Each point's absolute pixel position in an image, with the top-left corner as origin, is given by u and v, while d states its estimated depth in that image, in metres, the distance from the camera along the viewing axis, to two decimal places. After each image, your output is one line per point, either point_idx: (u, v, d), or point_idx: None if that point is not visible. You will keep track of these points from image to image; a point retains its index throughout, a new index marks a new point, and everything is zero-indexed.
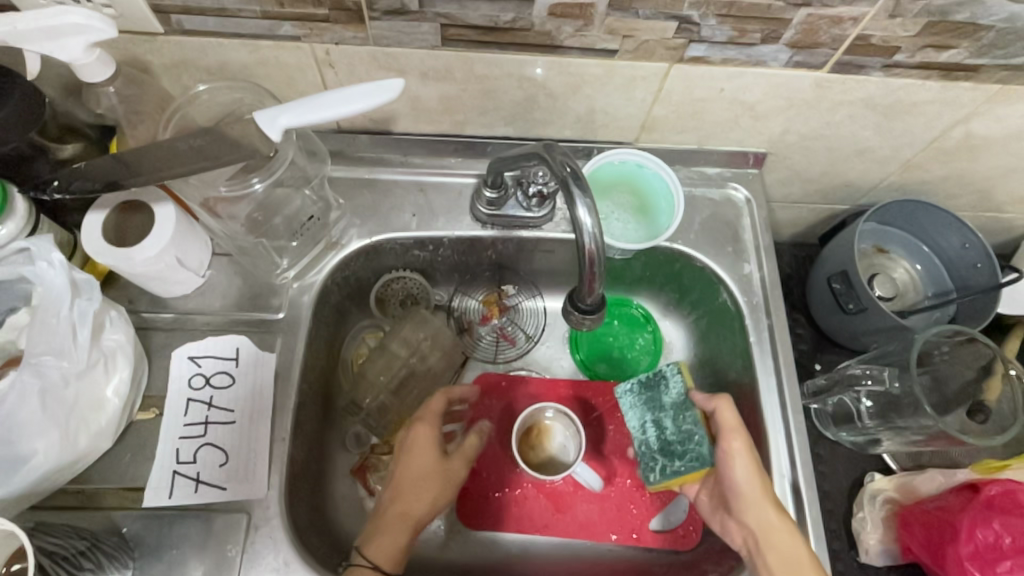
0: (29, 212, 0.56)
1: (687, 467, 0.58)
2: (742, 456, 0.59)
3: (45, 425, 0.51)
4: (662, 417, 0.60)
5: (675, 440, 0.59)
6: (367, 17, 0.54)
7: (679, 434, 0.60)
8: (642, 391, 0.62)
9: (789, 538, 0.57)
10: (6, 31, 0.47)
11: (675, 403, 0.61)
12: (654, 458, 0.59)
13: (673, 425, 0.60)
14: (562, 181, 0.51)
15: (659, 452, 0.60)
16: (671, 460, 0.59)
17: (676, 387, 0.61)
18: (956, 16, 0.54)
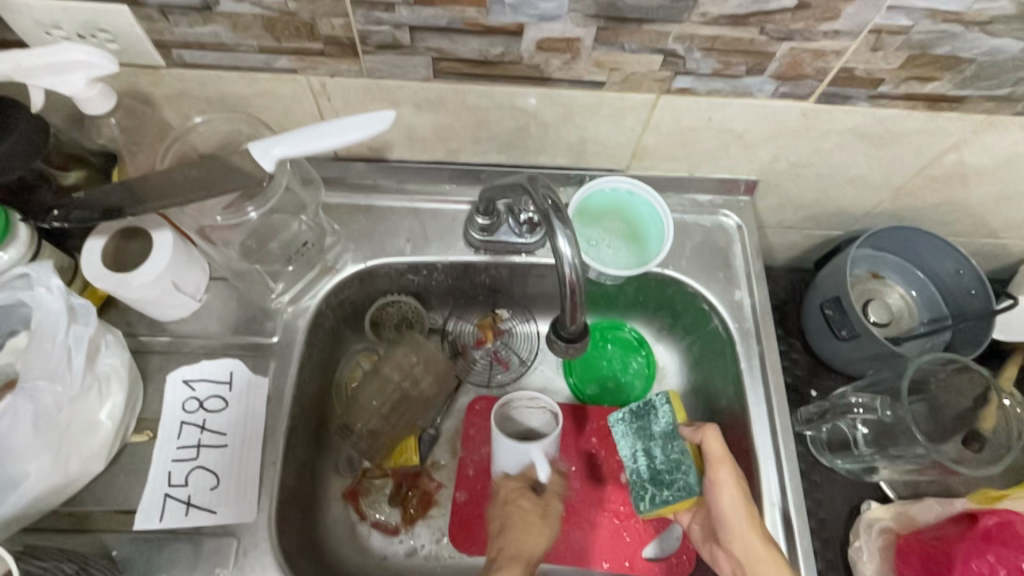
0: (31, 239, 0.58)
1: (675, 496, 0.59)
2: (729, 487, 0.58)
3: (39, 449, 0.52)
4: (650, 446, 0.62)
5: (663, 470, 0.61)
6: (361, 51, 0.56)
7: (668, 463, 0.61)
8: (633, 421, 0.64)
9: (775, 568, 0.56)
10: (10, 68, 0.49)
11: (663, 433, 0.62)
12: (643, 487, 0.61)
13: (662, 454, 0.61)
14: (544, 214, 0.52)
15: (649, 481, 0.61)
16: (660, 489, 0.60)
17: (664, 418, 0.62)
18: (937, 49, 0.55)
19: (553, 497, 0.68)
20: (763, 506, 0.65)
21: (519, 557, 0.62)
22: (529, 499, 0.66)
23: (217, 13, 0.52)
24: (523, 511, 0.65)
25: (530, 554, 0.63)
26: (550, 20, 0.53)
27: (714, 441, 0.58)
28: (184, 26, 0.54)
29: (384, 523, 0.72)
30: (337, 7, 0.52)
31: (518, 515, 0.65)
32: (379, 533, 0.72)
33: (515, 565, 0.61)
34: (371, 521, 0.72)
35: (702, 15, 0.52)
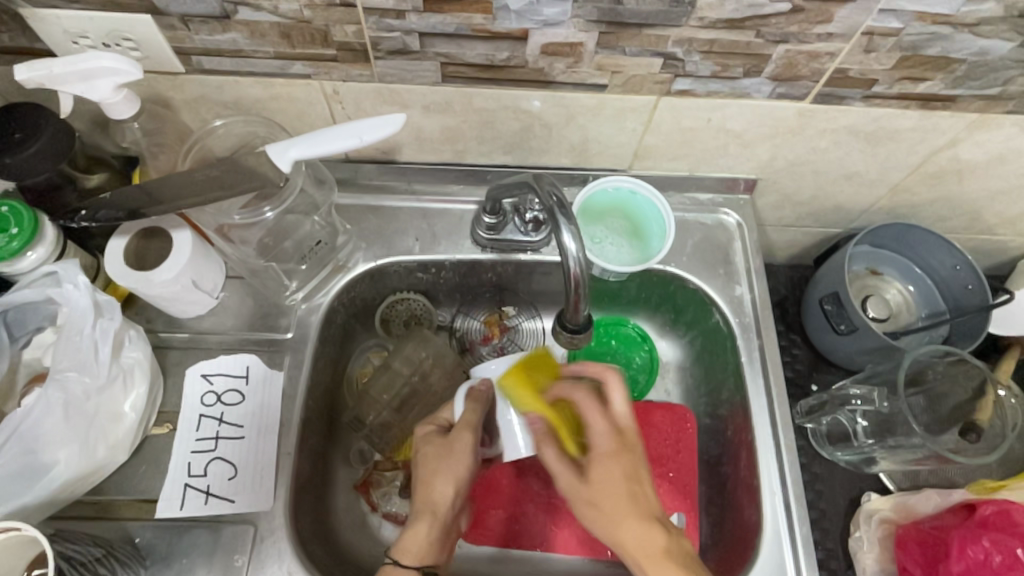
0: (57, 238, 0.61)
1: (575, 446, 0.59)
2: (564, 475, 0.56)
3: (67, 436, 0.55)
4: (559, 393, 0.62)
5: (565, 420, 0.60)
6: (372, 56, 0.59)
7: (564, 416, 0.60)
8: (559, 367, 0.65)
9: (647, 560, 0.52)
10: (43, 75, 0.52)
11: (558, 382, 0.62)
12: None
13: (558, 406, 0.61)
14: (549, 210, 0.54)
15: None
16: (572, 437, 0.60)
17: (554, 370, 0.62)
18: (928, 50, 0.57)
19: (463, 428, 0.60)
20: (764, 494, 0.66)
21: (427, 508, 0.59)
22: (433, 441, 0.61)
23: (235, 21, 0.55)
24: (424, 453, 0.61)
25: (436, 504, 0.59)
26: (553, 25, 0.55)
27: (546, 451, 0.57)
28: (204, 34, 0.56)
29: (394, 514, 0.73)
30: (351, 14, 0.54)
31: (426, 459, 0.60)
32: (390, 524, 0.74)
33: (420, 520, 0.58)
34: (382, 512, 0.74)
35: (700, 19, 0.54)
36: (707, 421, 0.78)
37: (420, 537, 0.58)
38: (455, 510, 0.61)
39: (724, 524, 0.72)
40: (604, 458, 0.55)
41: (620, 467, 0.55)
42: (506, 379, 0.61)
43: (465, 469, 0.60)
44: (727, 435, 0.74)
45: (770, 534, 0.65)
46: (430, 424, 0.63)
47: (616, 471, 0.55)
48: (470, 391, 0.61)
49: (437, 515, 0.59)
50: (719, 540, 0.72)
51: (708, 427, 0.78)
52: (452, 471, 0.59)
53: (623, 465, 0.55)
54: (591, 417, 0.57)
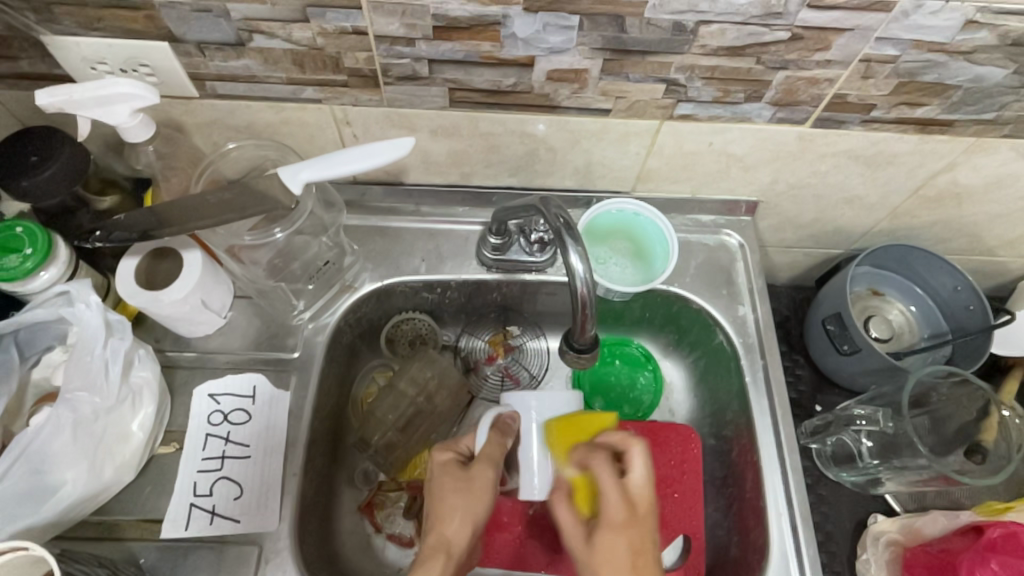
0: (71, 258, 0.61)
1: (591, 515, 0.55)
2: (579, 546, 0.54)
3: (75, 456, 0.55)
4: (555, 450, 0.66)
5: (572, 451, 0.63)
6: (382, 82, 0.60)
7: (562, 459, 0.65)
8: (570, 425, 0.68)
9: None
10: (63, 100, 0.53)
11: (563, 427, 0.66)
12: None
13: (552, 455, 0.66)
14: (557, 232, 0.55)
15: None
16: None
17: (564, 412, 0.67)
18: (924, 77, 0.59)
19: (485, 462, 0.59)
20: (771, 518, 0.66)
21: (441, 547, 0.55)
22: (452, 472, 0.59)
23: (250, 48, 0.56)
24: (443, 484, 0.59)
25: (451, 543, 0.56)
26: (559, 53, 0.57)
27: (559, 509, 0.56)
28: (218, 60, 0.58)
29: (399, 536, 0.73)
30: (363, 42, 0.56)
31: (446, 492, 0.58)
32: (394, 545, 0.73)
33: (434, 558, 0.54)
34: (386, 533, 0.73)
35: (702, 47, 0.56)
36: (712, 442, 0.78)
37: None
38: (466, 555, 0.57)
39: (730, 546, 0.71)
40: (611, 529, 0.52)
41: (616, 546, 0.51)
42: (535, 415, 0.62)
43: (482, 507, 0.58)
44: (733, 456, 0.74)
45: (776, 558, 0.64)
46: (448, 452, 0.62)
47: (619, 546, 0.51)
48: (496, 421, 0.62)
49: (452, 556, 0.55)
50: (724, 561, 0.72)
51: (713, 447, 0.78)
52: (471, 506, 0.57)
53: (628, 540, 0.52)
54: (605, 486, 0.54)
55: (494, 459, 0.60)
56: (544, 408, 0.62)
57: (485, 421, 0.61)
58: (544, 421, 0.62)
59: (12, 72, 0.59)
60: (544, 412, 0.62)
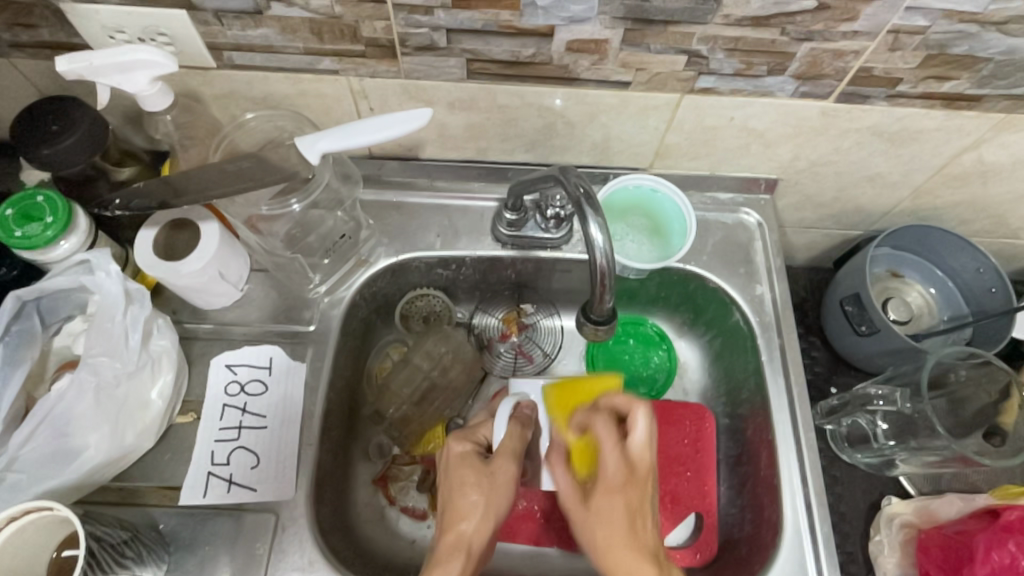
0: (89, 228, 0.62)
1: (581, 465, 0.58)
2: (575, 508, 0.55)
3: (98, 421, 0.56)
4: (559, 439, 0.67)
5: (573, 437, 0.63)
6: (400, 53, 0.59)
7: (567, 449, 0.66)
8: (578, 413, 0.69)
9: None
10: (83, 67, 0.53)
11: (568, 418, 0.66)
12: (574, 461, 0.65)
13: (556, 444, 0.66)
14: (576, 201, 0.55)
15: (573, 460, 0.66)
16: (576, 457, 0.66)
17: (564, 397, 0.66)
18: (954, 49, 0.57)
19: (506, 455, 0.59)
20: (785, 496, 0.66)
21: (461, 545, 0.55)
22: (471, 466, 0.59)
23: (267, 17, 0.56)
24: (461, 479, 0.58)
25: (471, 540, 0.56)
26: (579, 22, 0.56)
27: (557, 473, 0.58)
28: (236, 29, 0.57)
29: (412, 508, 0.74)
30: (381, 11, 0.55)
31: (466, 487, 0.58)
32: (407, 518, 0.74)
33: (454, 556, 0.54)
34: (400, 505, 0.74)
35: (725, 16, 0.55)
36: (727, 421, 0.78)
37: (457, 575, 0.53)
38: (486, 550, 0.57)
39: (742, 525, 0.71)
40: (606, 493, 0.53)
41: (612, 509, 0.52)
42: (545, 398, 0.66)
43: (503, 501, 0.58)
44: (747, 435, 0.74)
45: (790, 535, 0.64)
46: (467, 444, 0.61)
47: (615, 508, 0.52)
48: (515, 415, 0.63)
49: (472, 552, 0.55)
50: (736, 539, 0.71)
51: (727, 427, 0.78)
52: (492, 501, 0.57)
53: (626, 501, 0.52)
54: (608, 453, 0.54)
55: (516, 453, 0.59)
56: None
57: (503, 414, 0.63)
58: (553, 406, 0.66)
59: (32, 41, 0.59)
60: (554, 399, 0.66)
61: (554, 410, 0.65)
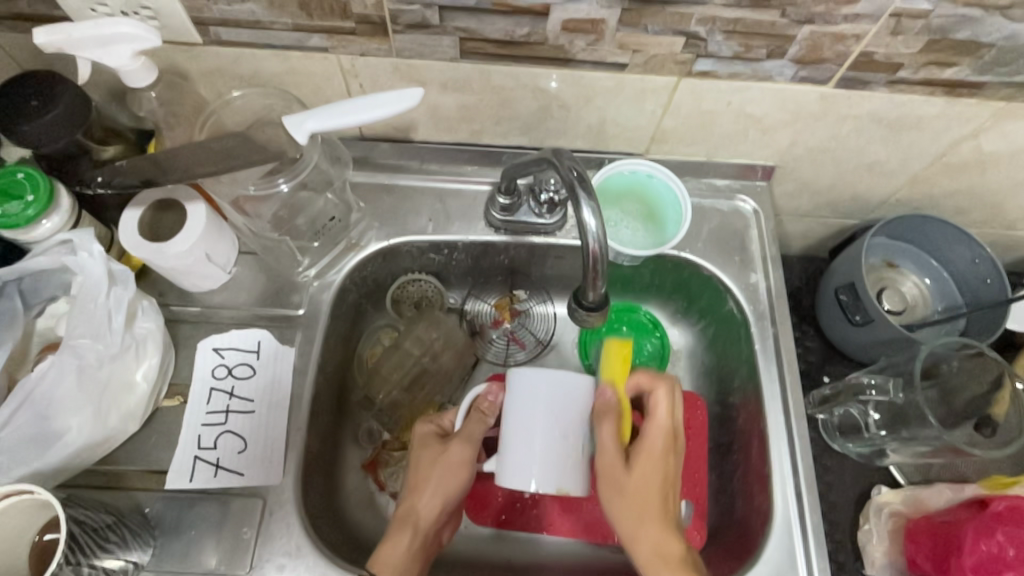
0: (73, 208, 0.60)
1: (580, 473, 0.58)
2: (616, 470, 0.57)
3: (79, 403, 0.55)
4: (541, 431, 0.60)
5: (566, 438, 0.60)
6: (391, 30, 0.58)
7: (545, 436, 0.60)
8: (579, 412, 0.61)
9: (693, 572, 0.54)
10: (62, 40, 0.51)
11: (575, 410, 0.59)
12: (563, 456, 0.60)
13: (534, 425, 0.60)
14: (569, 186, 0.54)
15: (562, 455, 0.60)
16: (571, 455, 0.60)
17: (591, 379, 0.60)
18: (957, 34, 0.56)
19: (462, 440, 0.61)
20: (775, 484, 0.66)
21: (409, 518, 0.61)
22: (431, 447, 0.63)
23: None
24: (418, 457, 0.63)
25: (420, 515, 0.61)
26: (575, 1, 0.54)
27: (604, 429, 0.56)
28: (222, 4, 0.55)
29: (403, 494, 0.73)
30: None
31: (421, 470, 0.62)
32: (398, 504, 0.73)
33: (402, 529, 0.60)
34: (390, 491, 0.73)
35: None
36: (718, 410, 0.78)
37: (401, 548, 0.59)
38: (436, 526, 0.62)
39: (733, 513, 0.71)
40: (649, 459, 0.58)
41: (647, 478, 0.58)
42: (541, 396, 0.53)
43: (456, 484, 0.62)
44: (738, 423, 0.73)
45: (781, 523, 0.64)
46: (430, 426, 0.65)
47: (656, 473, 0.58)
48: (477, 401, 0.61)
49: (418, 528, 0.60)
50: (726, 526, 0.71)
51: (719, 415, 0.77)
52: (446, 481, 0.61)
53: (662, 469, 0.58)
54: (651, 429, 0.59)
55: (471, 438, 0.62)
56: (553, 393, 0.54)
57: (466, 401, 0.61)
58: (550, 403, 0.53)
59: (11, 12, 0.57)
60: (552, 399, 0.54)
61: (550, 406, 0.53)
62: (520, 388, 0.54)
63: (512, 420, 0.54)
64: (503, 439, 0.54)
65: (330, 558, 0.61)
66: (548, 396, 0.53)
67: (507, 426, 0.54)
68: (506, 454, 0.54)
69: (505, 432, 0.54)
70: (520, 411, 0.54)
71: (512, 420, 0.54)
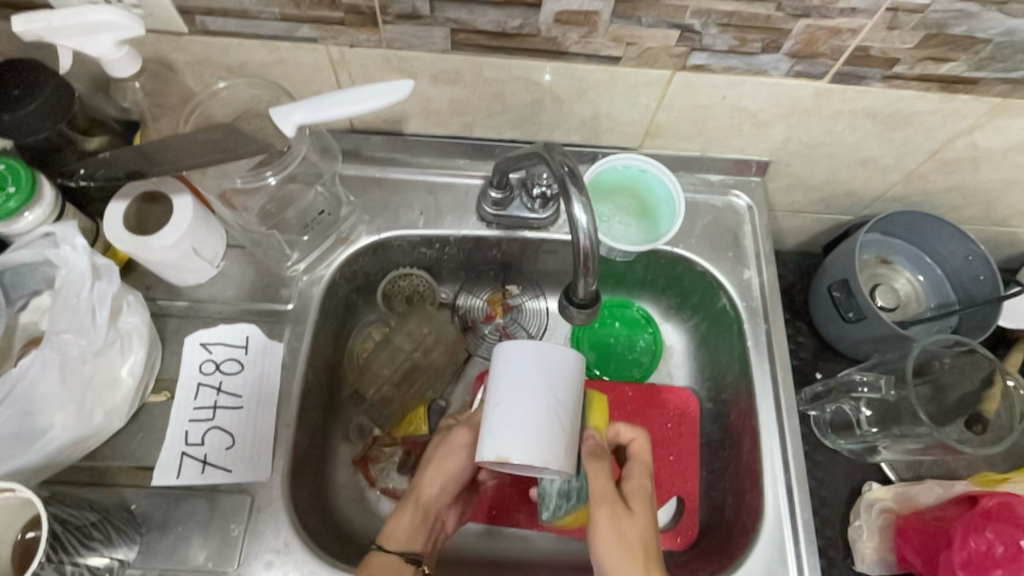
0: (55, 202, 0.59)
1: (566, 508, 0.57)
2: (607, 521, 0.54)
3: (63, 400, 0.55)
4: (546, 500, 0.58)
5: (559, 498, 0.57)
6: (381, 21, 0.57)
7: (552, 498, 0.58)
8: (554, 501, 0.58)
9: None
10: (42, 27, 0.50)
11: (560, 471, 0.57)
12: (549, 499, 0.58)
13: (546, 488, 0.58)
14: (560, 180, 0.53)
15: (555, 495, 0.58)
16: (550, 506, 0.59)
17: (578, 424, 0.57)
18: (953, 29, 0.55)
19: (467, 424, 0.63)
20: (766, 480, 0.66)
21: (413, 495, 0.62)
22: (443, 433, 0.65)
23: None
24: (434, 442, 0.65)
25: (423, 491, 0.62)
26: None
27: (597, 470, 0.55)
28: None
29: (393, 490, 0.72)
30: None
31: (432, 447, 0.65)
32: (388, 500, 0.73)
33: (405, 506, 0.61)
34: (381, 488, 0.73)
35: None
36: (710, 406, 0.78)
37: (403, 523, 0.60)
38: (444, 502, 0.64)
39: (724, 509, 0.71)
40: (642, 501, 0.56)
41: (634, 520, 0.55)
42: (530, 365, 0.51)
43: (456, 467, 0.63)
44: (730, 420, 0.73)
45: (771, 519, 0.64)
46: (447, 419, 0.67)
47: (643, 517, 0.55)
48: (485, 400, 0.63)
49: (421, 503, 0.62)
50: (717, 522, 0.71)
51: (711, 411, 0.77)
52: (446, 463, 0.63)
53: (647, 512, 0.56)
54: (634, 472, 0.59)
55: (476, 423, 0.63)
56: (545, 363, 0.51)
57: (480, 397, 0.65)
58: (540, 373, 0.51)
59: None
60: (544, 369, 0.51)
61: (539, 377, 0.51)
62: (507, 357, 0.52)
63: (497, 391, 0.51)
64: (487, 414, 0.51)
65: (319, 554, 0.60)
66: (536, 366, 0.51)
67: (494, 398, 0.51)
68: (489, 428, 0.50)
69: (491, 404, 0.51)
70: (510, 377, 0.51)
71: (502, 390, 0.51)
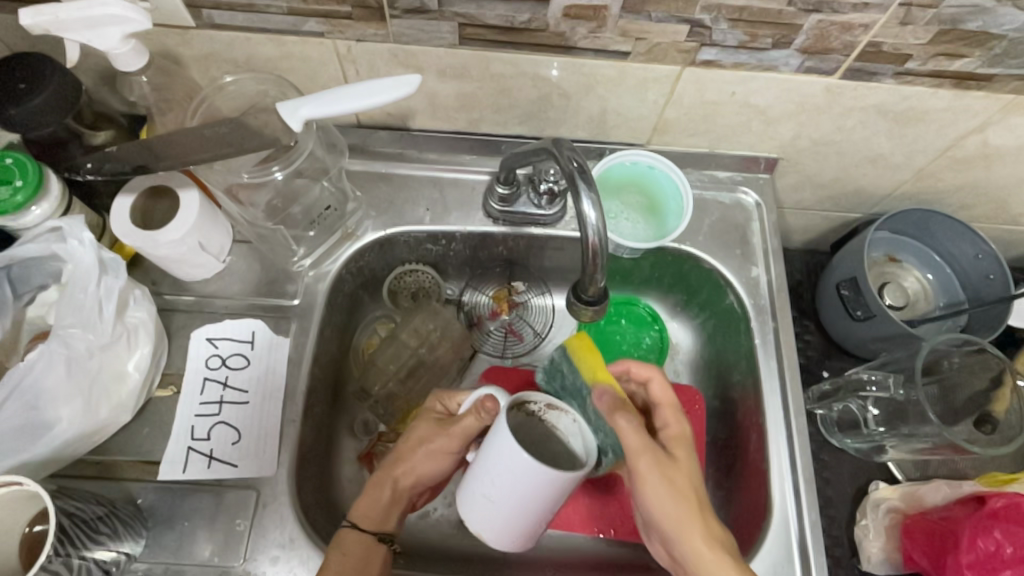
0: (63, 194, 0.60)
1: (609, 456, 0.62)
2: (654, 471, 0.54)
3: (69, 393, 0.55)
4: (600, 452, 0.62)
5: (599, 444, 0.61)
6: (388, 15, 0.56)
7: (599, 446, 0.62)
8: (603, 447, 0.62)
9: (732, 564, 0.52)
10: (49, 20, 0.50)
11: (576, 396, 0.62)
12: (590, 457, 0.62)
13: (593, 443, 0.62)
14: (569, 176, 0.53)
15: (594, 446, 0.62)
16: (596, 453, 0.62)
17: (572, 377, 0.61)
18: (968, 24, 0.55)
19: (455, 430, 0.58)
20: (772, 478, 0.66)
21: (386, 479, 0.60)
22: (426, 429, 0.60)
23: None
24: (413, 435, 0.61)
25: (399, 481, 0.60)
26: None
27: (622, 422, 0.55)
28: None
29: None
30: None
31: (412, 440, 0.61)
32: None
33: (379, 488, 0.60)
34: None
35: None
36: (716, 404, 0.77)
37: (375, 504, 0.59)
38: (416, 491, 0.62)
39: (730, 509, 0.71)
40: (677, 442, 0.57)
41: (678, 464, 0.55)
42: (517, 481, 0.48)
43: (438, 468, 0.60)
44: (737, 418, 0.73)
45: (778, 518, 0.64)
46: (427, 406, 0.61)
47: (682, 455, 0.56)
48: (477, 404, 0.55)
49: (396, 488, 0.60)
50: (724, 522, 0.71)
51: (718, 409, 0.77)
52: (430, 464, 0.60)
53: (683, 451, 0.57)
54: (667, 418, 0.58)
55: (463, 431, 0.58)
56: (532, 483, 0.47)
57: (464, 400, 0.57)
58: (524, 492, 0.48)
59: None
60: (530, 488, 0.48)
61: (524, 494, 0.48)
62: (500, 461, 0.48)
63: (482, 480, 0.50)
64: (470, 490, 0.51)
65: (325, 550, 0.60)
66: (522, 484, 0.48)
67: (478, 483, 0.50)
68: (468, 504, 0.52)
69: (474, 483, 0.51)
70: (495, 481, 0.49)
71: (486, 485, 0.49)
